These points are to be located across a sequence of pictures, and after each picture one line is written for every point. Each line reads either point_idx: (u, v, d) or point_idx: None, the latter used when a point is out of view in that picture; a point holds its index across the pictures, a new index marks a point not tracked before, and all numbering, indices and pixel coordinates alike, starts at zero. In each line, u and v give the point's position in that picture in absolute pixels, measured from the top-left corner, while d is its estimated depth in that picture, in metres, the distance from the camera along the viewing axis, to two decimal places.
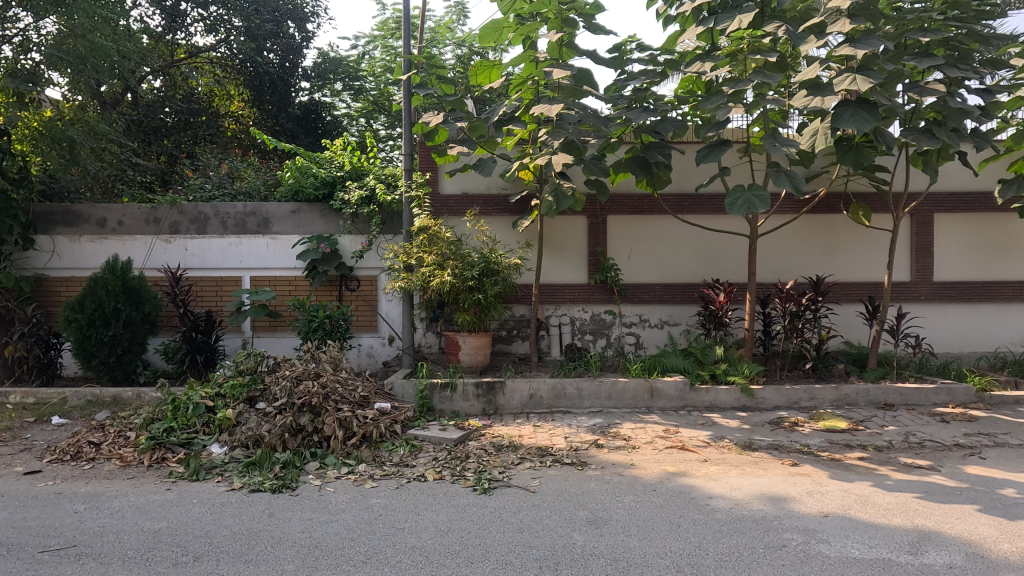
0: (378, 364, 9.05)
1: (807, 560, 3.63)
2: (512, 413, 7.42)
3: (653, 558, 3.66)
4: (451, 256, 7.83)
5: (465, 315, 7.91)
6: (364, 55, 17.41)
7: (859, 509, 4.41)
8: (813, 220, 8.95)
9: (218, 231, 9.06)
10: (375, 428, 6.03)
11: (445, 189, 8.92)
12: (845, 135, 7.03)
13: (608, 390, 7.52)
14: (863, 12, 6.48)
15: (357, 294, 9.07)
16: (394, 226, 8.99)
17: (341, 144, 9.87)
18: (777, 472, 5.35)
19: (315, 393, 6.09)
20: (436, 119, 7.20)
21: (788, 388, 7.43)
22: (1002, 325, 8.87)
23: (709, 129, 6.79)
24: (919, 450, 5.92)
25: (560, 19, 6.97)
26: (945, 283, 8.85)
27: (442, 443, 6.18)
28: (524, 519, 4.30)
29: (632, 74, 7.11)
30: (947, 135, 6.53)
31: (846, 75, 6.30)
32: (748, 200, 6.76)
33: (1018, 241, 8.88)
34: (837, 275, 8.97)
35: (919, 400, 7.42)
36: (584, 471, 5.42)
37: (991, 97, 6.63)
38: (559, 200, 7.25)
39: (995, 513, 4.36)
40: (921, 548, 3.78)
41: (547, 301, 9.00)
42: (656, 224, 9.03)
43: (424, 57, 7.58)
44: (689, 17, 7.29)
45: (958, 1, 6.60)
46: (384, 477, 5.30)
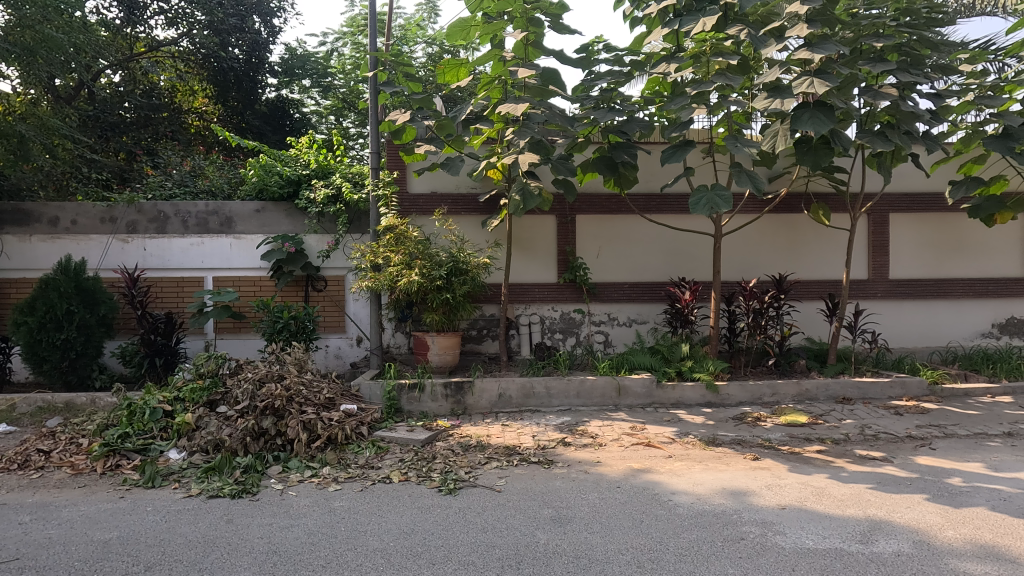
0: (345, 365, 8.94)
1: (762, 552, 3.71)
2: (481, 413, 7.40)
3: (614, 555, 3.70)
4: (419, 256, 7.76)
5: (434, 315, 7.87)
6: (333, 53, 17.08)
7: (815, 501, 4.53)
8: (775, 220, 9.17)
9: (179, 230, 8.83)
10: (340, 430, 5.96)
11: (413, 188, 8.86)
12: (803, 136, 7.19)
13: (576, 388, 7.56)
14: (820, 17, 6.66)
15: (324, 295, 8.93)
16: (361, 226, 8.91)
17: (306, 141, 9.71)
18: (739, 466, 5.46)
19: (278, 396, 5.97)
20: (403, 117, 7.21)
21: (751, 385, 7.58)
22: (954, 321, 9.23)
23: (673, 129, 6.87)
24: (874, 442, 6.13)
25: (525, 18, 6.94)
26: (901, 281, 9.17)
27: (409, 444, 6.13)
28: (488, 519, 4.30)
29: (599, 74, 7.16)
30: (899, 137, 6.72)
31: (805, 78, 6.46)
32: (711, 200, 6.86)
33: (968, 239, 9.26)
34: (799, 273, 9.21)
35: (876, 393, 7.67)
36: (550, 469, 5.44)
37: (941, 101, 6.85)
38: (526, 200, 7.27)
39: (942, 501, 4.53)
40: (871, 537, 3.90)
41: (516, 301, 9.01)
42: (623, 224, 9.12)
43: (390, 55, 7.51)
44: (654, 18, 7.38)
45: (910, 8, 6.85)
46: (348, 480, 5.23)
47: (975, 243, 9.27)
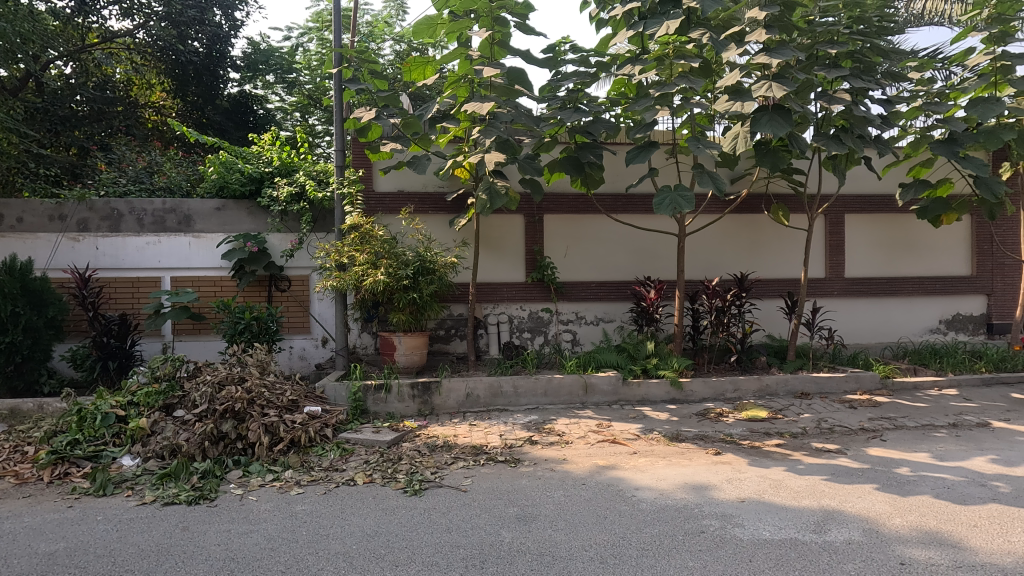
0: (310, 367, 8.77)
1: (721, 544, 3.81)
2: (448, 413, 7.37)
3: (578, 551, 3.73)
4: (385, 255, 7.67)
5: (400, 314, 7.80)
6: (298, 48, 16.68)
7: (773, 494, 4.67)
8: (737, 220, 9.40)
9: (134, 229, 8.52)
10: (303, 432, 5.85)
11: (380, 187, 8.77)
12: (762, 139, 7.37)
13: (543, 387, 7.60)
14: (777, 24, 6.87)
15: (287, 295, 8.75)
16: (326, 224, 8.78)
17: (269, 138, 9.55)
18: (701, 461, 5.58)
19: (239, 398, 5.84)
20: (368, 115, 7.14)
21: (714, 381, 7.76)
22: (905, 317, 9.62)
23: (638, 130, 6.96)
24: (829, 435, 6.35)
25: (491, 17, 6.93)
26: (856, 279, 9.53)
27: (374, 445, 6.06)
28: (452, 519, 4.28)
29: (565, 74, 7.22)
30: (853, 141, 6.95)
31: (763, 82, 6.63)
32: (674, 200, 6.99)
33: (918, 239, 9.68)
34: (760, 272, 9.46)
35: (833, 388, 7.92)
36: (516, 468, 5.46)
37: (891, 107, 7.11)
38: (493, 199, 7.25)
39: (890, 491, 4.72)
40: (824, 526, 4.04)
41: (484, 300, 8.99)
42: (590, 223, 9.21)
43: (355, 51, 7.39)
44: (620, 21, 7.48)
45: (862, 16, 7.10)
46: (311, 482, 5.14)
47: (925, 243, 9.69)
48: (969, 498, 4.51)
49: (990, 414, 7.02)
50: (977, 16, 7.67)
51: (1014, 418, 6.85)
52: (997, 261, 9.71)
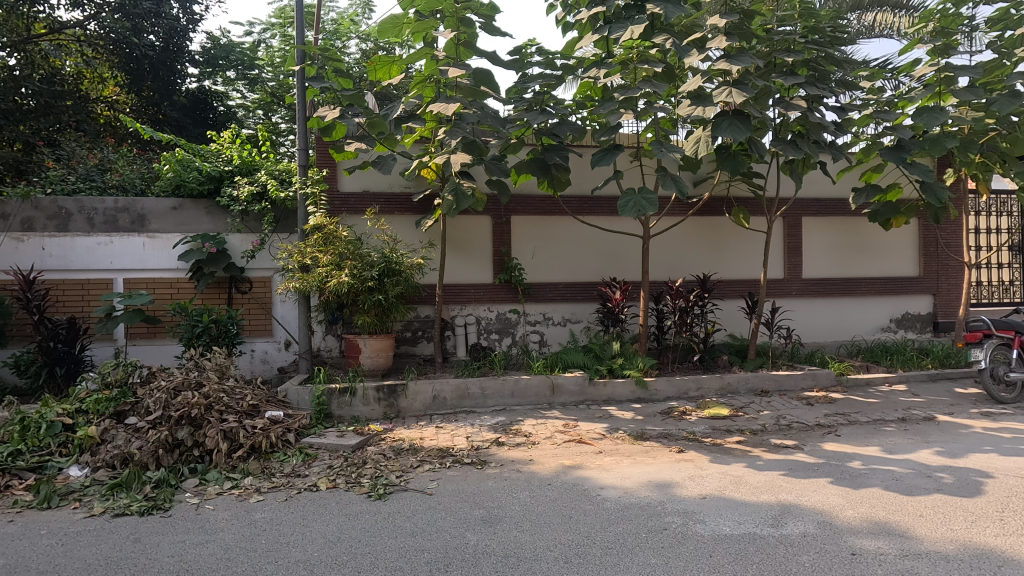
0: (272, 371, 8.55)
1: (683, 540, 3.87)
2: (415, 415, 7.30)
3: (542, 552, 3.75)
4: (349, 256, 7.55)
5: (365, 317, 7.69)
6: (260, 44, 16.28)
7: (733, 490, 4.78)
8: (699, 222, 9.62)
9: (84, 228, 8.17)
10: (264, 438, 5.71)
11: (344, 187, 8.64)
12: (723, 143, 7.54)
13: (510, 388, 7.61)
14: (736, 31, 7.05)
15: (248, 297, 8.52)
16: (289, 224, 8.59)
17: (229, 136, 9.37)
18: (665, 459, 5.67)
19: (196, 404, 5.66)
20: (332, 114, 7.02)
21: (678, 380, 7.91)
22: (859, 317, 10.00)
23: (602, 133, 7.05)
24: (787, 431, 6.54)
25: (456, 18, 6.90)
26: (813, 280, 9.85)
27: (338, 450, 5.96)
28: (417, 523, 4.24)
29: (531, 77, 7.26)
30: (809, 146, 7.17)
31: (724, 88, 6.79)
32: (638, 203, 7.11)
33: (870, 242, 10.08)
34: (722, 273, 9.70)
35: (791, 385, 8.16)
36: (482, 470, 5.44)
37: (844, 114, 7.38)
38: (459, 200, 7.22)
39: (844, 484, 4.89)
40: (781, 520, 4.16)
41: (451, 301, 8.95)
42: (557, 225, 9.28)
43: (318, 48, 7.25)
44: (586, 25, 7.56)
45: (817, 26, 7.36)
46: (271, 489, 5.00)
47: (876, 245, 10.11)
48: (916, 489, 4.72)
49: (936, 409, 7.37)
50: (922, 29, 8.03)
51: (957, 412, 7.21)
52: (942, 262, 10.20)
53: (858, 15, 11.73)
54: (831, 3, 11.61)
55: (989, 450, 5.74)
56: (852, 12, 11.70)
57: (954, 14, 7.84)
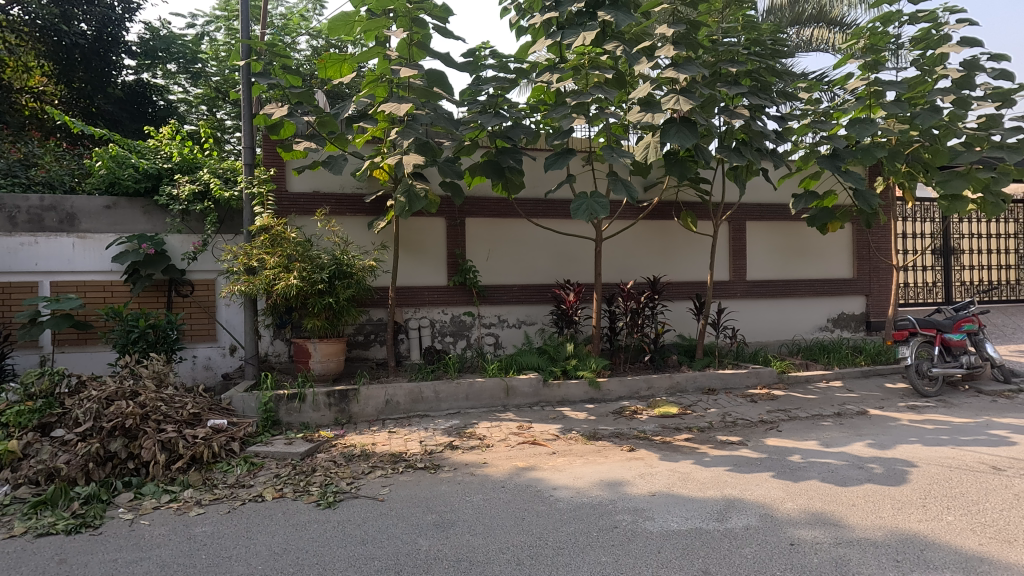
0: (216, 377, 8.20)
1: (632, 538, 3.96)
2: (367, 421, 7.16)
3: (495, 555, 3.74)
4: (298, 258, 7.34)
5: (315, 320, 7.48)
6: (204, 36, 15.28)
7: (681, 486, 4.92)
8: (650, 226, 9.87)
9: (5, 228, 7.61)
10: (206, 448, 5.47)
11: (293, 187, 8.39)
12: (672, 150, 7.76)
13: (465, 391, 7.57)
14: (684, 41, 7.25)
15: (190, 301, 8.15)
16: (234, 225, 8.25)
17: (168, 132, 8.97)
18: (616, 458, 5.78)
19: (131, 414, 5.38)
20: (280, 112, 6.80)
21: (629, 380, 8.08)
22: (799, 316, 10.49)
23: (556, 137, 7.13)
24: (733, 427, 6.79)
25: (409, 18, 6.81)
26: (756, 282, 10.27)
27: (286, 458, 5.77)
28: (368, 531, 4.15)
29: (485, 80, 7.27)
30: (752, 153, 7.46)
31: (672, 96, 6.98)
32: (590, 206, 7.21)
33: (809, 246, 10.60)
34: (671, 276, 9.98)
35: (736, 383, 8.46)
36: (436, 474, 5.39)
37: (784, 124, 7.73)
38: (412, 202, 7.12)
39: (784, 477, 5.11)
40: (726, 515, 4.31)
41: (405, 304, 8.84)
42: (512, 228, 9.31)
43: (265, 44, 7.00)
44: (539, 29, 7.65)
45: (759, 39, 7.69)
46: (213, 501, 4.79)
47: (814, 249, 10.63)
48: (849, 480, 4.99)
49: (868, 403, 7.82)
50: (855, 45, 8.53)
51: (887, 406, 7.67)
52: (873, 266, 10.83)
53: (797, 30, 12.36)
54: (772, 17, 12.17)
55: (914, 441, 6.13)
56: (791, 27, 12.34)
57: (882, 33, 8.38)
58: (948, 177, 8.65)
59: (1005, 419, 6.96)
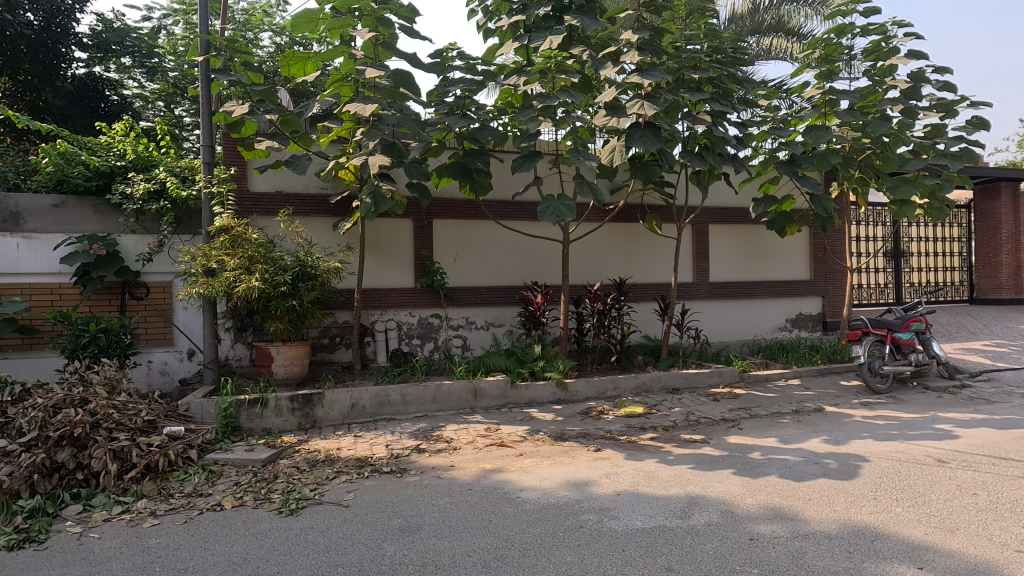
0: (173, 383, 7.92)
1: (598, 537, 4.00)
2: (332, 425, 7.03)
3: (461, 558, 3.72)
4: (260, 259, 7.17)
5: (278, 323, 7.31)
6: (160, 30, 14.72)
7: (645, 485, 5.00)
8: (616, 228, 10.01)
9: None
10: (161, 456, 5.29)
11: (254, 186, 8.19)
12: (636, 153, 7.88)
13: (432, 393, 7.51)
14: (648, 47, 7.37)
15: (145, 304, 7.86)
16: (192, 226, 8.00)
17: (122, 129, 8.63)
18: (583, 458, 5.83)
19: (80, 422, 5.16)
20: (241, 109, 6.62)
21: (596, 381, 8.16)
22: (759, 317, 10.80)
23: (522, 139, 7.15)
24: (696, 426, 6.94)
25: (375, 17, 6.73)
26: (719, 283, 10.53)
27: (247, 465, 5.61)
28: (331, 537, 4.08)
29: (452, 81, 7.25)
30: (714, 158, 7.64)
31: (637, 100, 7.09)
32: (557, 209, 7.27)
33: (768, 248, 10.92)
34: (637, 277, 10.14)
35: (700, 382, 8.64)
36: (402, 478, 5.34)
37: (744, 130, 7.94)
38: (377, 203, 7.04)
39: (744, 474, 5.25)
40: (689, 512, 4.40)
41: (371, 306, 8.73)
42: (479, 230, 9.30)
43: (225, 39, 6.80)
44: (506, 32, 7.69)
45: (720, 47, 7.90)
46: (168, 512, 4.63)
47: (774, 251, 10.96)
48: (806, 475, 5.16)
49: (824, 400, 8.10)
50: (810, 55, 8.86)
51: (841, 403, 7.96)
52: (829, 268, 11.24)
53: (756, 39, 12.76)
54: (733, 25, 12.63)
55: (866, 436, 6.39)
56: (751, 36, 12.75)
57: (836, 44, 8.72)
58: (897, 183, 9.03)
59: (949, 414, 7.32)
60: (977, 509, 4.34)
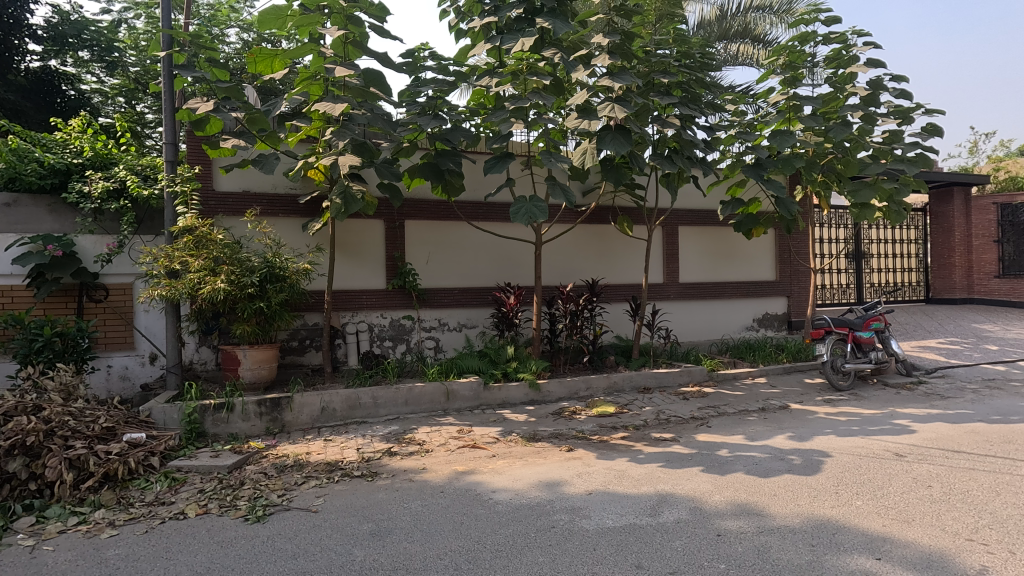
0: (133, 388, 7.66)
1: (569, 537, 4.02)
2: (301, 429, 6.90)
3: (432, 561, 3.70)
4: (226, 261, 6.99)
5: (245, 326, 7.15)
6: (121, 24, 14.20)
7: (616, 484, 5.05)
8: (588, 230, 10.09)
9: None
10: (121, 464, 5.11)
11: (220, 186, 8.00)
12: (608, 156, 7.95)
13: (404, 396, 7.45)
14: (619, 50, 7.45)
15: (104, 306, 7.58)
16: (154, 226, 7.77)
17: (79, 125, 8.33)
18: (555, 458, 5.86)
19: (33, 430, 4.95)
20: (205, 106, 6.44)
21: (569, 381, 8.21)
22: (728, 317, 11.03)
23: (495, 141, 7.16)
24: (666, 425, 7.05)
25: (344, 15, 6.63)
26: (688, 284, 10.72)
27: (212, 472, 5.46)
28: (299, 544, 4.00)
29: (424, 82, 7.20)
30: (683, 161, 7.78)
31: (608, 104, 7.17)
32: (529, 210, 7.28)
33: (736, 250, 11.18)
34: (609, 278, 10.24)
35: (670, 381, 8.78)
36: (373, 482, 5.27)
37: (712, 134, 8.11)
38: (348, 204, 6.94)
39: (713, 471, 5.36)
40: (659, 509, 4.46)
41: (342, 308, 8.61)
42: (452, 231, 9.26)
43: (189, 34, 6.62)
44: (478, 33, 7.70)
45: (689, 52, 8.04)
46: (128, 522, 4.47)
47: (741, 253, 11.22)
48: (771, 471, 5.29)
49: (789, 398, 8.33)
50: (775, 61, 9.11)
51: (806, 400, 8.19)
52: (793, 269, 11.56)
53: (724, 45, 13.04)
54: (701, 31, 12.89)
55: (829, 433, 6.58)
56: (719, 42, 13.02)
57: (800, 51, 8.98)
58: (858, 188, 9.37)
59: (907, 410, 7.60)
60: (931, 500, 4.52)
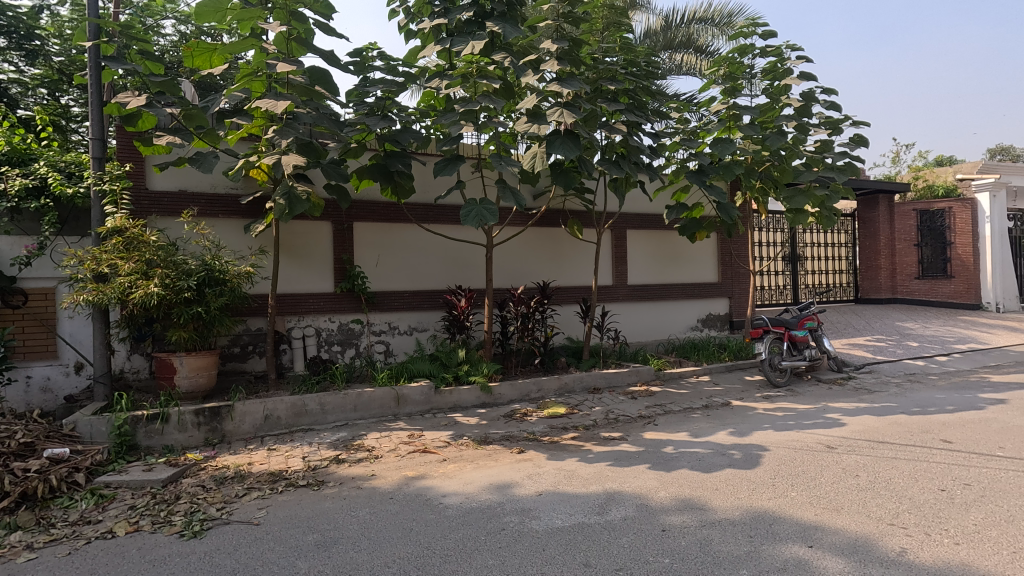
0: (57, 401, 7.16)
1: (519, 538, 4.04)
2: (242, 438, 6.63)
3: (379, 569, 3.63)
4: (160, 263, 6.64)
5: (181, 333, 6.81)
6: (42, 11, 13.33)
7: (566, 484, 5.12)
8: (539, 233, 10.19)
9: None
10: (41, 482, 4.78)
11: (154, 185, 7.61)
12: (557, 160, 8.04)
13: (353, 401, 7.29)
14: (567, 57, 7.66)
15: (22, 313, 7.04)
16: (80, 226, 7.33)
17: None
18: (506, 461, 5.88)
19: None
20: (137, 101, 6.08)
21: (520, 383, 8.24)
22: (673, 317, 11.39)
23: (445, 143, 7.12)
24: (615, 424, 7.20)
25: (287, 11, 6.44)
26: (636, 286, 10.99)
27: (144, 486, 5.16)
28: (239, 559, 3.84)
29: (373, 82, 7.09)
30: (630, 166, 7.94)
31: (557, 109, 7.28)
32: (479, 213, 7.27)
33: (681, 252, 11.55)
34: (559, 280, 10.37)
35: (619, 381, 8.97)
36: (319, 491, 5.13)
37: (658, 140, 8.34)
38: (292, 205, 6.71)
39: (658, 468, 5.51)
40: (607, 507, 4.55)
41: (287, 312, 8.34)
42: (402, 233, 9.15)
43: (118, 24, 6.22)
44: (428, 34, 7.67)
45: (635, 60, 8.23)
46: (49, 544, 4.17)
47: (686, 256, 11.61)
48: (713, 466, 5.49)
49: (731, 395, 8.67)
50: (716, 72, 9.51)
51: (746, 397, 8.56)
52: (734, 271, 12.06)
53: (669, 54, 13.47)
54: (647, 40, 13.27)
55: (767, 428, 6.90)
56: (663, 51, 13.45)
57: (739, 62, 9.40)
58: (792, 194, 9.85)
59: (837, 404, 8.06)
60: (858, 488, 4.81)
